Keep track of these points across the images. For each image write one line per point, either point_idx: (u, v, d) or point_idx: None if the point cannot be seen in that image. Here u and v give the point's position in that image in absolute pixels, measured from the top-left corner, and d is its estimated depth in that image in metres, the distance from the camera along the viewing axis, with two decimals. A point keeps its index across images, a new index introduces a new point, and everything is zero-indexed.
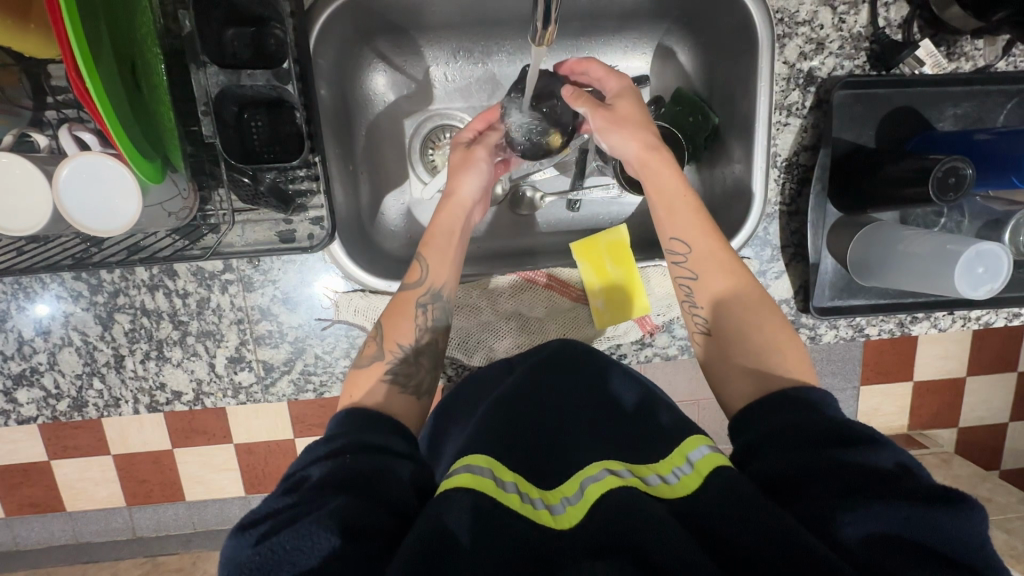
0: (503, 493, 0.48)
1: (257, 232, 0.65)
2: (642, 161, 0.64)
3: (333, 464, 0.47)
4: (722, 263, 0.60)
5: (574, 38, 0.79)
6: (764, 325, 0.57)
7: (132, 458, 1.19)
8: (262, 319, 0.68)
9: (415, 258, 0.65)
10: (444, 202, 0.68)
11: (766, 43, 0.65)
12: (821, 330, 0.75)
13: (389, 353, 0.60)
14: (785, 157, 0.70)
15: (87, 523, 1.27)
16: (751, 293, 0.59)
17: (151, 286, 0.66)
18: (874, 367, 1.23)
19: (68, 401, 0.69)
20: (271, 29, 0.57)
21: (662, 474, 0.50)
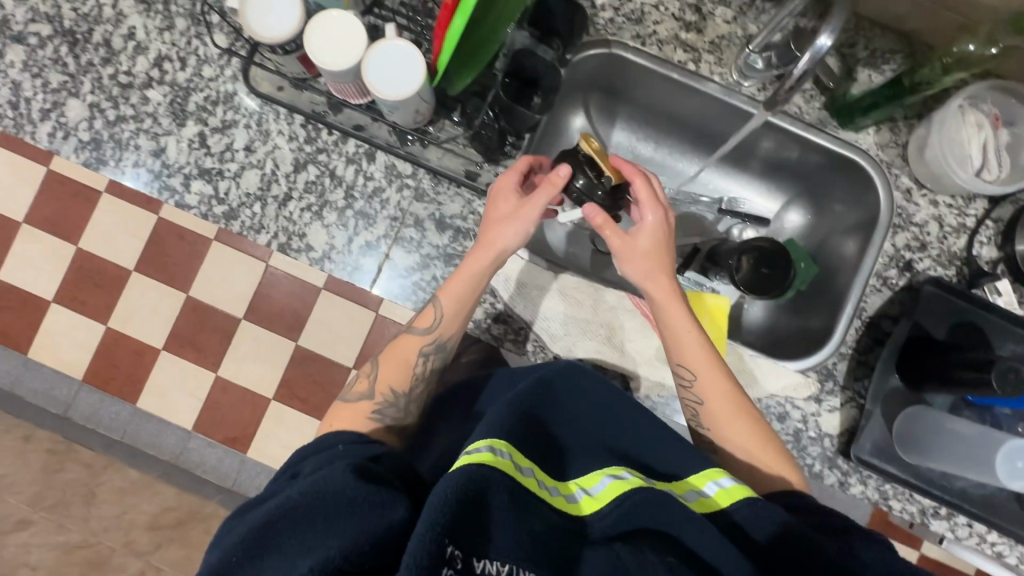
0: (524, 477, 0.52)
1: (450, 163, 0.79)
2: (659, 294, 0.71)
3: (323, 460, 0.56)
4: (712, 397, 0.70)
5: (728, 165, 0.99)
6: (762, 460, 0.69)
7: (120, 338, 1.09)
8: (412, 226, 0.79)
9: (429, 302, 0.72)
10: (478, 245, 0.70)
11: (883, 225, 0.81)
12: (851, 480, 0.79)
13: (379, 397, 0.68)
14: (869, 315, 0.81)
15: (22, 377, 1.13)
16: (743, 410, 0.71)
17: (349, 159, 0.79)
18: None
19: (225, 209, 0.79)
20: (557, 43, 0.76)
21: (679, 490, 0.60)
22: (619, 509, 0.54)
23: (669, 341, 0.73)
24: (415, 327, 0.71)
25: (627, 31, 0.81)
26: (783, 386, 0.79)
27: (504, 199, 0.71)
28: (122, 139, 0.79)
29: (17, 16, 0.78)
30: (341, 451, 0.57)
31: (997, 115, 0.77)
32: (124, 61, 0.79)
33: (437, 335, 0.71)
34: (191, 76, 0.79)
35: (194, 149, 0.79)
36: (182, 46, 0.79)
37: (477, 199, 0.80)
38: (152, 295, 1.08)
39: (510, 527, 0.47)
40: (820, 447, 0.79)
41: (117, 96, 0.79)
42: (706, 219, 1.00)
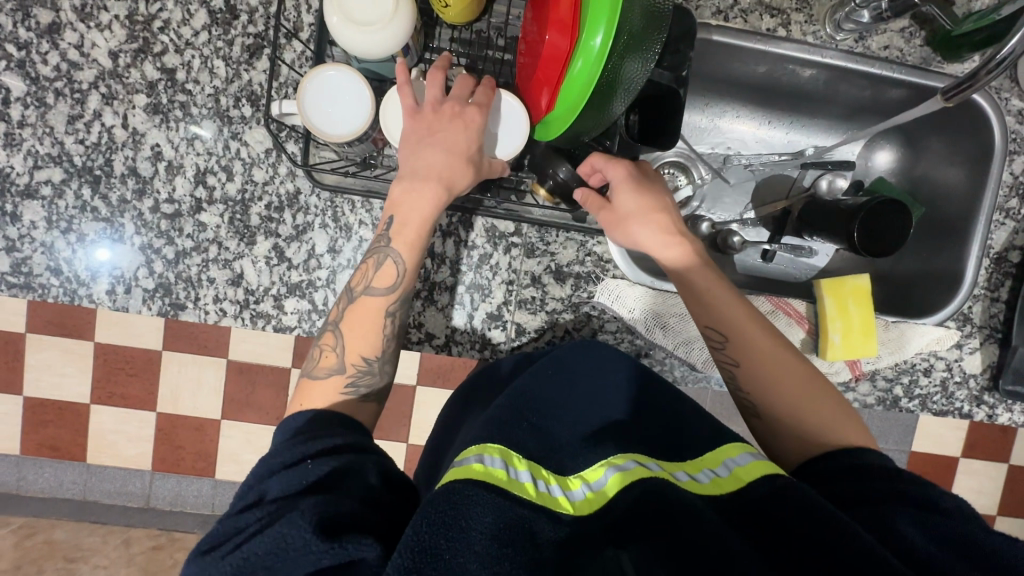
0: (516, 481, 0.47)
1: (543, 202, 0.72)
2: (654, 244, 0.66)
3: (295, 477, 0.45)
4: (757, 349, 0.63)
5: (805, 115, 0.92)
6: (813, 415, 0.60)
7: (177, 420, 1.04)
8: (530, 285, 0.74)
9: (371, 258, 0.60)
10: (412, 182, 0.60)
11: (998, 154, 0.78)
12: (998, 410, 0.82)
13: (352, 368, 0.58)
14: (997, 250, 0.80)
15: (102, 481, 1.05)
16: (783, 371, 0.61)
17: (445, 232, 0.72)
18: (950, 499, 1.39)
19: (329, 319, 0.72)
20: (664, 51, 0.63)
21: (692, 472, 0.52)
22: (623, 502, 0.46)
23: (691, 299, 0.65)
24: (363, 287, 0.60)
25: None
26: (929, 344, 0.78)
27: (434, 133, 0.59)
28: (190, 276, 0.70)
29: (17, 166, 0.67)
30: (312, 462, 0.46)
31: None
32: (161, 187, 0.68)
33: (403, 293, 0.60)
34: (244, 185, 0.69)
35: (275, 266, 0.70)
36: (220, 152, 0.68)
37: (590, 238, 0.74)
38: (188, 371, 1.01)
39: (477, 538, 0.40)
40: (967, 388, 0.81)
41: (169, 231, 0.69)
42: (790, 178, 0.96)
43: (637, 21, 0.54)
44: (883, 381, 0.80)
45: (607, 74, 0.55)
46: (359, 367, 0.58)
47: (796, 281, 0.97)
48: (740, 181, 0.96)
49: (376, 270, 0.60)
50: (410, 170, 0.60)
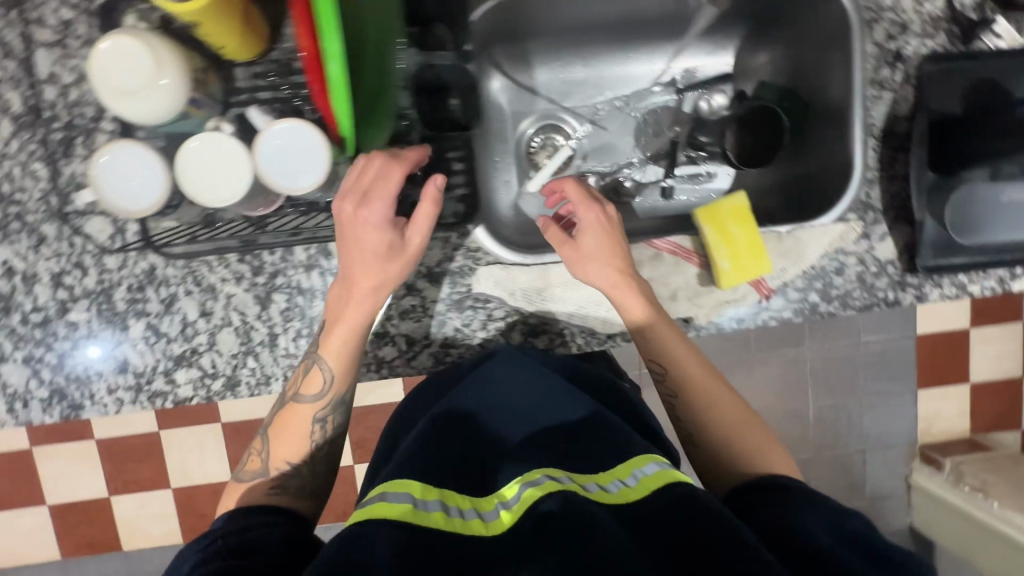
0: (423, 514, 0.46)
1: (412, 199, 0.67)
2: (611, 282, 0.67)
3: (206, 552, 0.52)
4: (695, 382, 0.67)
5: (663, 40, 0.89)
6: (742, 447, 0.64)
7: (193, 493, 1.25)
8: (407, 294, 0.73)
9: (315, 366, 0.64)
10: (352, 290, 0.62)
11: (855, 27, 0.72)
12: (926, 289, 0.79)
13: (274, 472, 0.62)
14: (880, 127, 0.75)
15: (142, 561, 1.28)
16: (721, 405, 0.67)
17: (308, 266, 0.71)
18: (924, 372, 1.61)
19: (223, 380, 0.72)
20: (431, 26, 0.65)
21: (601, 481, 0.50)
22: (533, 517, 0.45)
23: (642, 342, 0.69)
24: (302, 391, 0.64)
25: None
26: (831, 243, 0.76)
27: (360, 238, 0.60)
28: (80, 374, 0.71)
29: None
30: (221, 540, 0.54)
31: None
32: (24, 299, 0.69)
33: (330, 399, 0.64)
34: (100, 276, 0.70)
35: (155, 344, 0.71)
36: (67, 251, 0.69)
37: (453, 232, 0.72)
38: (188, 449, 1.24)
39: None
40: (888, 276, 0.78)
41: (44, 338, 0.70)
42: (668, 107, 0.91)
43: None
44: (796, 293, 0.77)
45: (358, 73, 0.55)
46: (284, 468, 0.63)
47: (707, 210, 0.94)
48: (620, 124, 0.92)
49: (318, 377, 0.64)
50: (348, 274, 0.61)
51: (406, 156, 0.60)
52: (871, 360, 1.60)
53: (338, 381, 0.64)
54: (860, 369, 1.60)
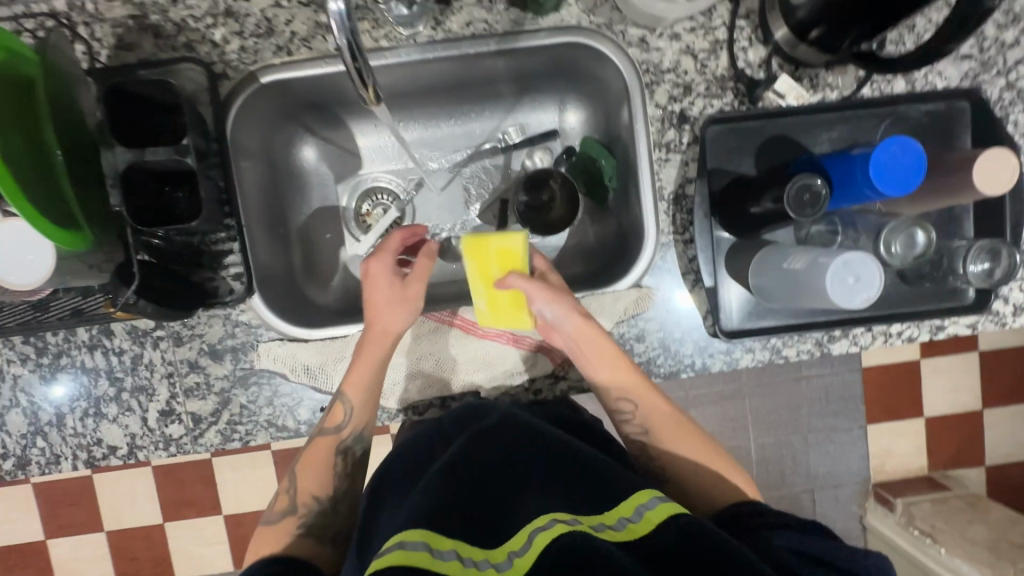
0: (440, 565, 0.44)
1: (206, 278, 0.70)
2: (581, 333, 0.66)
3: None
4: (653, 412, 0.67)
5: (483, 102, 0.86)
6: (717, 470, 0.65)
7: (124, 535, 1.26)
8: (190, 371, 0.73)
9: (341, 405, 0.68)
10: (370, 335, 0.67)
11: (635, 90, 0.71)
12: (736, 354, 0.75)
13: (302, 507, 0.66)
14: (670, 190, 0.73)
15: None
16: (682, 425, 0.68)
17: (91, 346, 0.72)
18: (877, 407, 1.51)
19: (14, 460, 0.73)
20: (164, 114, 0.63)
21: (608, 521, 0.48)
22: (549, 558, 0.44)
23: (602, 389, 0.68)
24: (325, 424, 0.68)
25: (266, 48, 0.69)
26: (626, 309, 0.72)
27: (390, 295, 0.68)
28: None
29: None
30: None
31: None
32: None
33: (350, 430, 0.69)
34: None
35: None
36: None
37: (232, 309, 0.72)
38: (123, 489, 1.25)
39: None
40: (692, 342, 0.75)
41: None
42: (496, 166, 0.89)
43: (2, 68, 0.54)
44: None
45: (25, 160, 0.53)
46: (310, 503, 0.66)
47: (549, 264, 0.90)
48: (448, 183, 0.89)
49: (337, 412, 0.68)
50: (381, 328, 0.67)
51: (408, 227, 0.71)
52: (817, 397, 1.49)
53: (361, 409, 0.68)
54: (806, 403, 1.49)
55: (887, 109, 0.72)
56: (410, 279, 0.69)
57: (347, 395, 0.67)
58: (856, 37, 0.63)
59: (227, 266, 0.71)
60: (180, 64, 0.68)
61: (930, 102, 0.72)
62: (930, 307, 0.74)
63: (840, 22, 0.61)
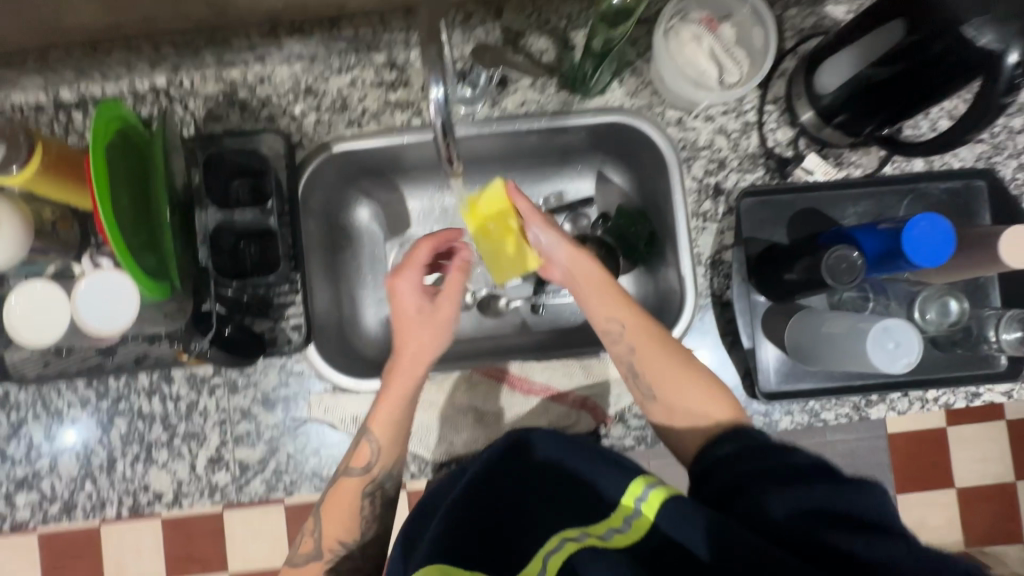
0: None
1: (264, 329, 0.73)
2: (569, 259, 0.71)
3: None
4: (665, 372, 0.66)
5: (529, 171, 0.92)
6: (696, 400, 0.65)
7: None
8: (242, 419, 0.75)
9: (360, 439, 0.68)
10: (402, 361, 0.67)
11: (674, 164, 0.77)
12: (775, 417, 0.76)
13: None
14: (708, 256, 0.78)
15: None
16: (712, 405, 0.65)
17: (149, 391, 0.75)
18: (905, 475, 1.49)
19: (60, 504, 0.74)
20: (246, 176, 0.71)
21: (614, 524, 0.52)
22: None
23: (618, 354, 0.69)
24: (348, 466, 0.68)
25: (340, 122, 0.77)
26: None
27: (436, 306, 0.68)
28: None
29: None
30: None
31: (710, 16, 0.71)
32: None
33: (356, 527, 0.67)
34: None
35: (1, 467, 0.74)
36: None
37: (288, 359, 0.75)
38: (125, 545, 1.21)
39: None
40: None
41: None
42: None
43: (123, 139, 0.61)
44: (636, 420, 0.75)
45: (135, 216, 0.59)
46: None
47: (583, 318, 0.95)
48: None
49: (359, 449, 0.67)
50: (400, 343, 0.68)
51: (437, 234, 0.69)
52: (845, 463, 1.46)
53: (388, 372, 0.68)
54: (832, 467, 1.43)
55: (909, 186, 0.77)
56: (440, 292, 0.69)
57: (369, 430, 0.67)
58: (880, 121, 0.68)
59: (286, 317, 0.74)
60: (263, 135, 0.73)
61: (949, 180, 0.77)
62: (965, 373, 0.76)
63: (862, 110, 0.67)
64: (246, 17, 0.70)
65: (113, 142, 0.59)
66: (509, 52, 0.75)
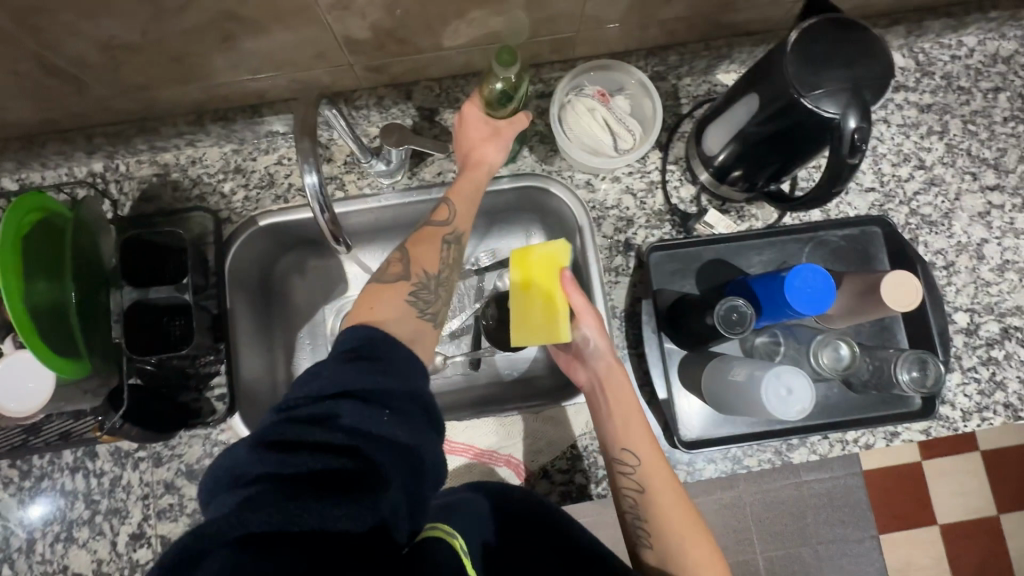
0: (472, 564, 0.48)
1: (191, 397, 0.76)
2: (607, 372, 0.69)
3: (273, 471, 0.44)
4: (665, 511, 0.62)
5: None
6: (688, 536, 0.61)
7: None
8: (165, 492, 0.75)
9: (446, 201, 0.72)
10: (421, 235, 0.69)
11: (585, 225, 0.82)
12: (697, 464, 0.78)
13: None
14: (622, 308, 0.81)
15: None
16: (710, 553, 0.60)
17: (73, 467, 0.75)
18: (883, 516, 1.46)
19: None
20: (171, 255, 0.73)
21: None
22: None
23: (624, 481, 0.65)
24: (378, 274, 0.66)
25: (267, 198, 0.81)
26: (585, 420, 0.77)
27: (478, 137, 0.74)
28: None
29: None
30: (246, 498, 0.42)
31: (602, 90, 0.77)
32: None
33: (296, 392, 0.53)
34: None
35: None
36: None
37: (213, 429, 0.76)
38: None
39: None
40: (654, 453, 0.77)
41: None
42: (471, 285, 0.97)
43: (41, 231, 0.64)
44: (559, 475, 0.76)
45: (46, 299, 0.62)
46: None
47: (518, 372, 0.95)
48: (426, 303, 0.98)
49: (388, 262, 0.67)
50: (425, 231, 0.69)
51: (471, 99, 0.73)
52: (820, 501, 1.38)
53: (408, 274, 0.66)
54: (810, 510, 1.38)
55: (809, 234, 0.81)
56: (493, 138, 0.74)
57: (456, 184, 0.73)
58: (771, 172, 0.72)
59: (212, 387, 0.76)
60: (193, 213, 0.79)
61: (847, 227, 0.81)
62: (880, 414, 0.77)
63: (753, 161, 0.71)
64: (173, 108, 0.76)
65: (29, 235, 0.62)
66: (423, 129, 0.80)
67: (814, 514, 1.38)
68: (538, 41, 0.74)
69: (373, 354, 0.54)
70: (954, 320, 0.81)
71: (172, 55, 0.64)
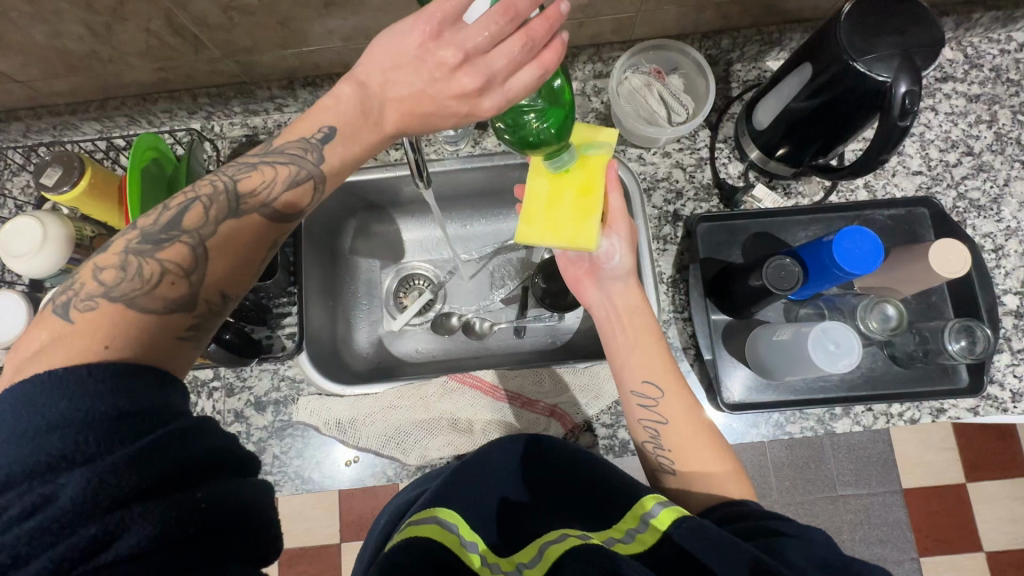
0: (464, 551, 0.49)
1: (264, 334, 0.83)
2: (625, 293, 0.72)
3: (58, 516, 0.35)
4: (682, 424, 0.64)
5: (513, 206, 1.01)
6: (707, 447, 0.63)
7: None
8: (234, 420, 0.81)
9: (269, 164, 0.54)
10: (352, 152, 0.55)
11: (635, 193, 0.84)
12: (739, 427, 0.79)
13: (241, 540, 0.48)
14: (669, 275, 0.84)
15: None
16: (727, 462, 0.62)
17: None
18: (926, 537, 1.39)
19: None
20: None
21: (617, 535, 0.51)
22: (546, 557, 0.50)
23: (640, 401, 0.66)
24: (116, 291, 0.45)
25: None
26: None
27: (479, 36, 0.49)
28: None
29: None
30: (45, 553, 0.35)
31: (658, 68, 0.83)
32: None
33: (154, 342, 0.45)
34: None
35: None
36: None
37: (281, 364, 0.83)
38: None
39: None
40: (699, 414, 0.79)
41: None
42: (520, 258, 1.02)
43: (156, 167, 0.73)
44: (604, 429, 0.80)
45: None
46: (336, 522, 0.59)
47: (563, 342, 0.99)
48: (477, 272, 1.03)
49: (130, 270, 0.46)
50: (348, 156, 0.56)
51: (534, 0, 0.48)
52: (856, 520, 1.34)
53: (198, 298, 0.48)
54: (846, 525, 1.33)
55: (855, 212, 0.84)
56: (464, 62, 0.51)
57: (274, 147, 0.55)
58: (818, 146, 0.75)
59: (282, 327, 0.83)
60: None
61: (894, 207, 0.83)
62: (925, 388, 0.78)
63: (800, 136, 0.75)
64: (267, 73, 0.84)
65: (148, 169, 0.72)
66: None
67: (854, 533, 1.34)
68: (600, 20, 0.80)
69: (132, 368, 0.41)
70: (1003, 303, 0.82)
71: (279, 19, 0.72)
